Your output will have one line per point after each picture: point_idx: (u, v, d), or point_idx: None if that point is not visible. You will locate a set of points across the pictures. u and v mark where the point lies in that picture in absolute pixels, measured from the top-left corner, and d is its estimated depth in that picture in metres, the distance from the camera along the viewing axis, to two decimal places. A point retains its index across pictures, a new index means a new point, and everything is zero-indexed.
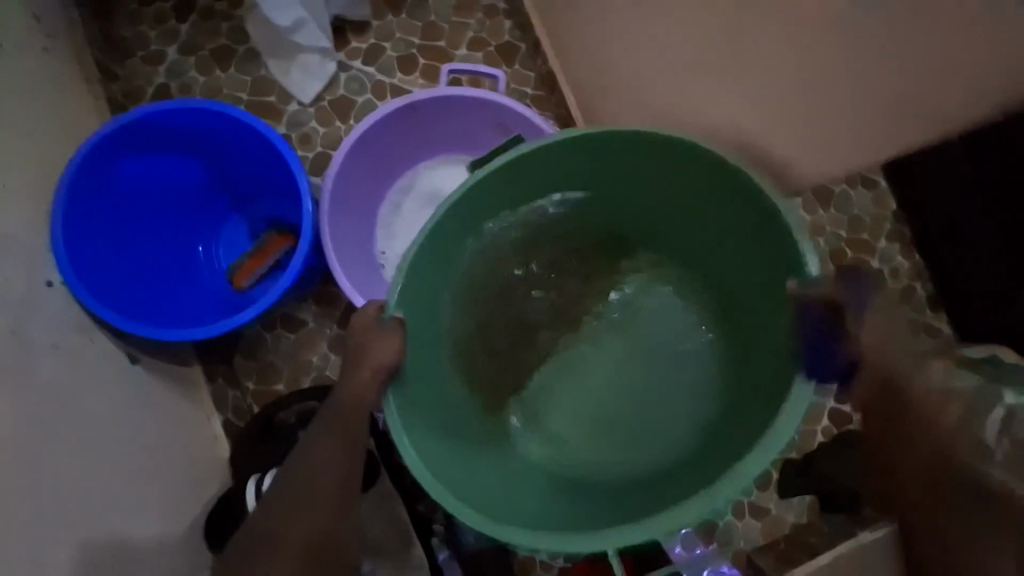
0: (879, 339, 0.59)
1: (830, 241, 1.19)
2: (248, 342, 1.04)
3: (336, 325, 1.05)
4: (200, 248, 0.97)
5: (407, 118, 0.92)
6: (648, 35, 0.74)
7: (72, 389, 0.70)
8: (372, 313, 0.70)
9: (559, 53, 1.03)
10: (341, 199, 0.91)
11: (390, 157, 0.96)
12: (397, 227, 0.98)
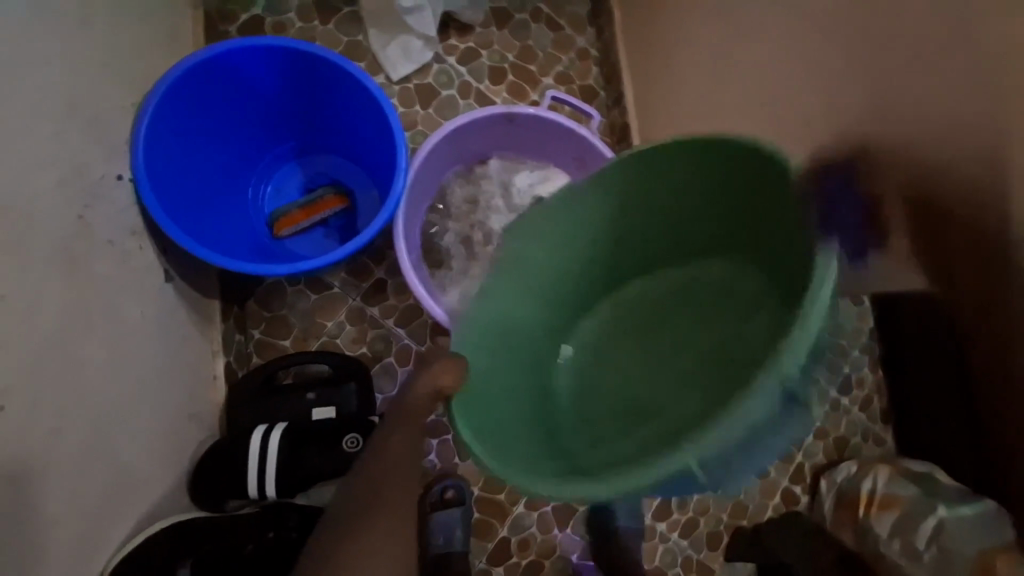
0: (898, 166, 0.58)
1: None
2: (273, 289, 1.02)
3: (359, 297, 1.06)
4: (252, 182, 0.96)
5: (504, 123, 0.95)
6: (738, 115, 0.82)
7: (115, 296, 0.67)
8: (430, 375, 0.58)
9: (640, 108, 1.09)
10: (418, 175, 0.92)
11: (469, 148, 0.98)
12: (462, 226, 1.00)
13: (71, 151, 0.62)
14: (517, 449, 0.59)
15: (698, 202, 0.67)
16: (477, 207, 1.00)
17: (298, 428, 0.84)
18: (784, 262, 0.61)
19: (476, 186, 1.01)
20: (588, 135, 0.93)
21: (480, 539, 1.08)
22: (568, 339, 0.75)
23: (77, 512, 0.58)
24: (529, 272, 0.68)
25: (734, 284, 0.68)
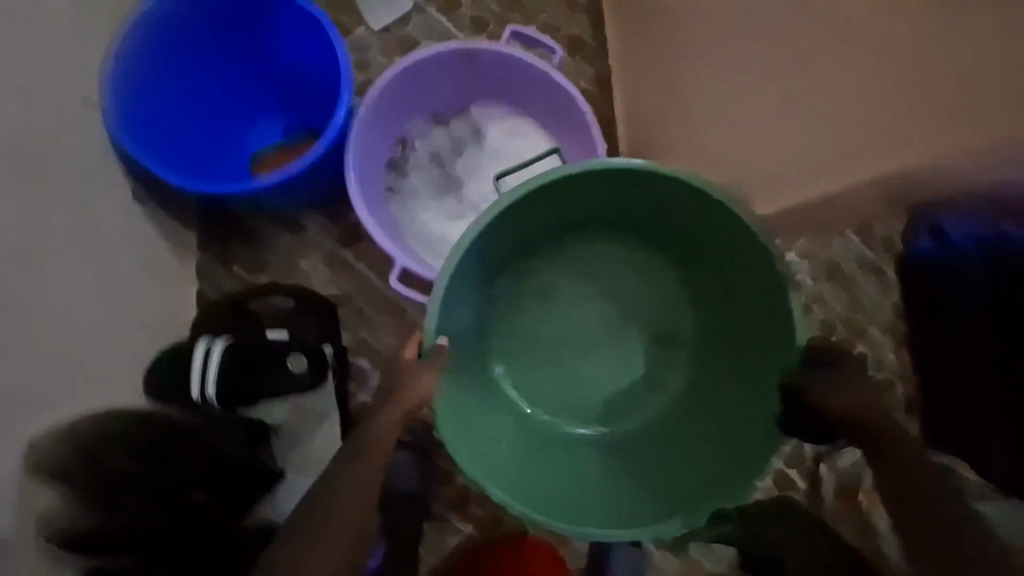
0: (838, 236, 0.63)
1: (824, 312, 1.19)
2: (251, 228, 1.07)
3: (333, 241, 1.09)
4: (219, 114, 0.98)
5: (465, 62, 0.95)
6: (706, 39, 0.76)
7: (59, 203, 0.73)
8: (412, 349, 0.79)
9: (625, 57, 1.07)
10: (379, 115, 0.94)
11: (433, 90, 0.98)
12: (433, 178, 1.02)
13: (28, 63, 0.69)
14: (621, 507, 0.82)
15: (660, 210, 0.84)
16: (446, 155, 1.02)
17: (241, 345, 0.88)
18: (738, 248, 0.78)
19: (451, 137, 1.02)
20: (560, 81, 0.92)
21: (442, 486, 1.08)
22: (528, 342, 0.92)
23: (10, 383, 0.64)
24: (501, 246, 0.85)
25: (673, 286, 0.93)
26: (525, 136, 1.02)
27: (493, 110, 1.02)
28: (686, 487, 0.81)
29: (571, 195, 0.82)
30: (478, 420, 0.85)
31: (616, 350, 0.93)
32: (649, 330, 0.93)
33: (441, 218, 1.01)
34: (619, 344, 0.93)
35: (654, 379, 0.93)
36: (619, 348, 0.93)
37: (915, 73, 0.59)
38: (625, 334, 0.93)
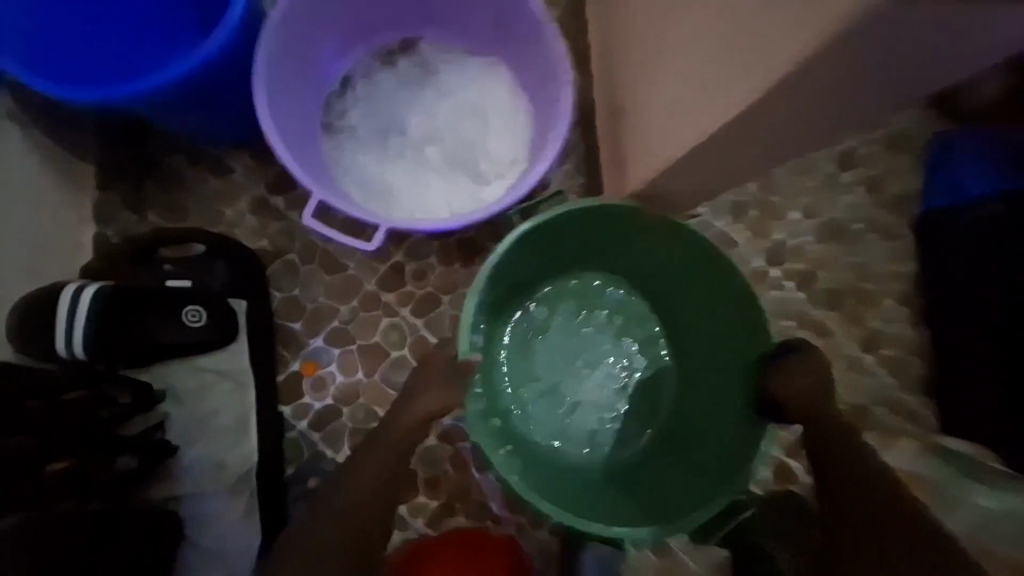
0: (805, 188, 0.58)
1: (829, 279, 1.03)
2: (164, 169, 0.92)
3: (264, 186, 0.95)
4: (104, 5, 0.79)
5: None
6: None
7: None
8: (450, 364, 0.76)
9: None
10: (306, 27, 0.81)
11: (370, 9, 0.87)
12: (372, 117, 0.90)
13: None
14: (678, 482, 0.85)
15: (656, 247, 0.84)
16: (396, 97, 0.91)
17: (120, 284, 0.75)
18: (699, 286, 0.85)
19: (397, 74, 0.91)
20: None
21: None
22: (521, 360, 0.92)
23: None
24: (513, 274, 0.83)
25: (641, 306, 0.93)
26: (482, 73, 0.90)
27: (443, 44, 0.92)
28: (705, 459, 0.84)
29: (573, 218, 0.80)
30: (510, 456, 0.81)
31: (614, 374, 0.93)
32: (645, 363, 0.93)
33: (377, 159, 0.89)
34: (620, 371, 0.93)
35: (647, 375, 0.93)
36: (618, 371, 0.93)
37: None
38: (624, 354, 0.93)
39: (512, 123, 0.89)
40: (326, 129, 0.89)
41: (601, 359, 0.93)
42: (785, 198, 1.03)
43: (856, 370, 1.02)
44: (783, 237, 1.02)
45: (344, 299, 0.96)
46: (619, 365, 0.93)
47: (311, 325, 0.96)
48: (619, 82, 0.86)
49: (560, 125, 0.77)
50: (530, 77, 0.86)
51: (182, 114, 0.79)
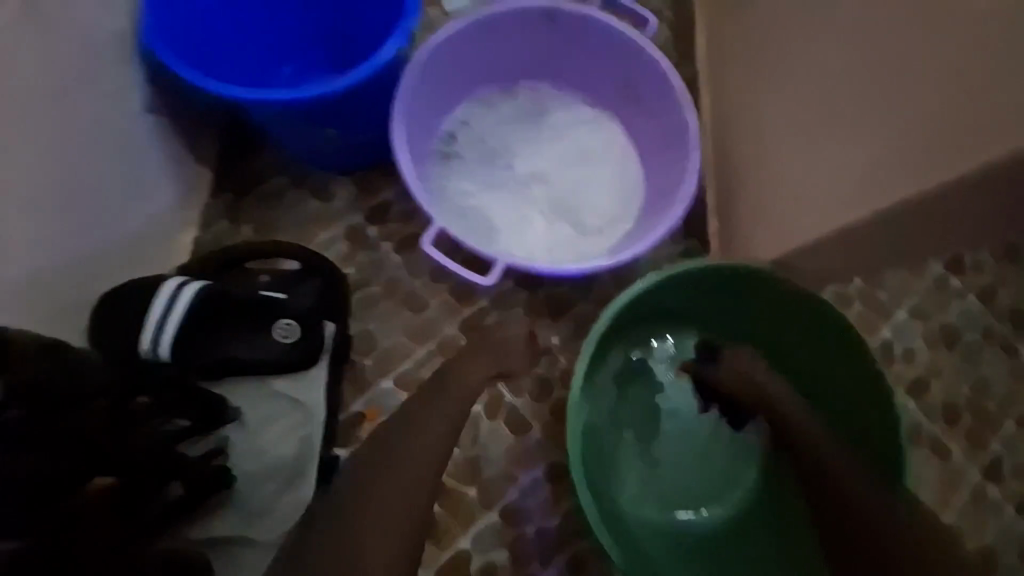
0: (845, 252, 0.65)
1: (948, 392, 0.90)
2: (268, 186, 0.91)
3: (361, 216, 0.93)
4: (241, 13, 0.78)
5: (541, 27, 0.85)
6: None
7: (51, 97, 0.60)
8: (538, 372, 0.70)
9: (720, 53, 0.91)
10: (436, 66, 0.82)
11: (498, 53, 0.87)
12: (480, 147, 0.89)
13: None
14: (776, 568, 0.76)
15: (762, 312, 0.78)
16: (507, 134, 0.89)
17: (216, 285, 0.69)
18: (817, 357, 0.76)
19: (510, 110, 0.91)
20: (654, 59, 0.81)
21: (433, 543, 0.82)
22: (599, 414, 0.83)
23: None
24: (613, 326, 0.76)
25: None
26: (594, 125, 0.90)
27: (560, 92, 0.91)
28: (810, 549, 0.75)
29: (685, 277, 0.75)
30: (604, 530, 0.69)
31: (703, 439, 0.83)
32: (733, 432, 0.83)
33: (479, 188, 0.87)
34: (703, 438, 0.83)
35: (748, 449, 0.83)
36: (702, 438, 0.83)
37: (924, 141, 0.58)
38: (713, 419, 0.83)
39: (618, 177, 0.88)
40: (435, 156, 0.88)
41: (688, 426, 0.84)
42: (899, 296, 0.93)
43: (984, 506, 0.86)
44: (893, 336, 0.92)
45: (420, 340, 0.90)
46: (702, 428, 0.84)
47: (380, 364, 0.88)
48: (739, 148, 0.85)
49: (684, 189, 0.77)
50: (649, 142, 0.87)
51: (304, 127, 0.78)
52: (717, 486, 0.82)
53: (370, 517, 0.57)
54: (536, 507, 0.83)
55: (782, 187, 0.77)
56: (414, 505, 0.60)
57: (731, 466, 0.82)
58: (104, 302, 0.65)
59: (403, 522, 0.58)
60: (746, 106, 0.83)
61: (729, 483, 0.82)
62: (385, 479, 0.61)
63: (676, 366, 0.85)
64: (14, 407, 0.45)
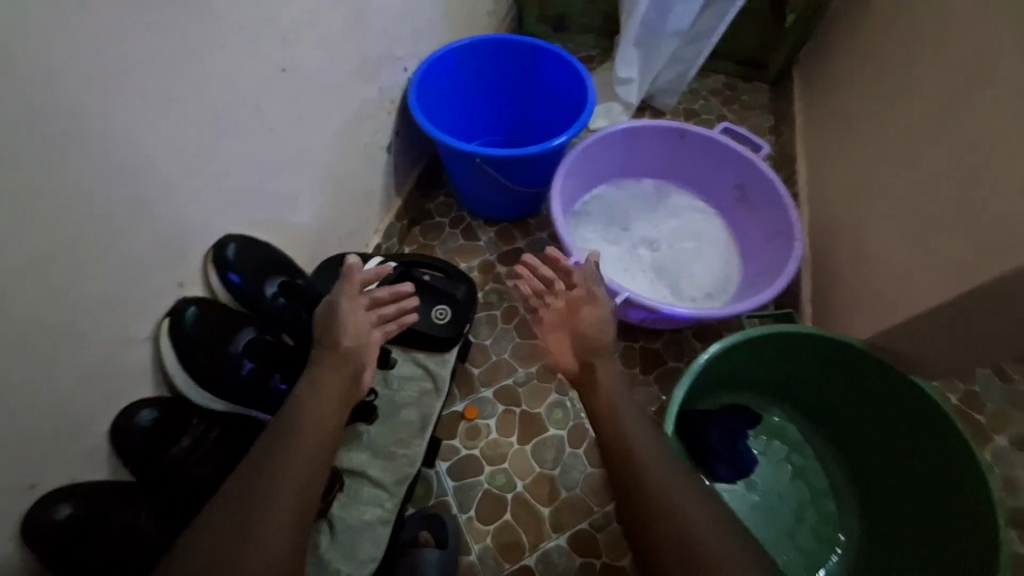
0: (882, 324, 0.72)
1: None
2: (433, 219, 1.16)
3: (496, 254, 1.13)
4: (466, 92, 1.09)
5: (676, 139, 1.07)
6: (946, 150, 0.76)
7: (349, 118, 0.84)
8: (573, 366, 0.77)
9: (821, 183, 1.09)
10: (592, 154, 1.06)
11: (638, 153, 1.10)
12: (607, 213, 1.11)
13: (395, 14, 0.86)
14: None
15: (855, 389, 0.84)
16: (634, 214, 1.11)
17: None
18: (920, 459, 0.78)
19: (637, 192, 1.13)
20: (764, 170, 0.98)
21: (506, 552, 0.86)
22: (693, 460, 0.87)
23: (224, 181, 0.66)
24: (709, 375, 0.86)
25: (816, 441, 0.92)
26: (701, 218, 1.11)
27: (681, 190, 1.13)
28: None
29: (777, 343, 0.84)
30: None
31: (792, 502, 0.88)
32: (819, 501, 0.88)
33: (599, 239, 1.08)
34: (792, 501, 0.88)
35: (832, 547, 0.85)
36: (792, 503, 0.87)
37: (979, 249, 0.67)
38: (800, 483, 0.89)
39: (715, 258, 1.05)
40: (573, 218, 1.10)
41: (780, 488, 0.88)
42: (996, 421, 0.93)
43: None
44: (994, 462, 0.90)
45: (525, 363, 1.02)
46: (791, 489, 0.88)
47: (487, 376, 1.01)
48: (834, 253, 0.98)
49: (786, 268, 0.89)
50: (752, 235, 1.04)
51: (484, 173, 0.99)
52: (813, 552, 0.84)
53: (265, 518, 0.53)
54: (606, 544, 0.86)
55: (866, 283, 0.87)
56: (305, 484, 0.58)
57: (821, 533, 0.86)
58: (322, 265, 0.86)
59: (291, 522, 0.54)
60: (843, 221, 0.98)
61: (823, 550, 0.84)
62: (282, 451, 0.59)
63: (764, 427, 0.93)
64: (281, 295, 0.76)
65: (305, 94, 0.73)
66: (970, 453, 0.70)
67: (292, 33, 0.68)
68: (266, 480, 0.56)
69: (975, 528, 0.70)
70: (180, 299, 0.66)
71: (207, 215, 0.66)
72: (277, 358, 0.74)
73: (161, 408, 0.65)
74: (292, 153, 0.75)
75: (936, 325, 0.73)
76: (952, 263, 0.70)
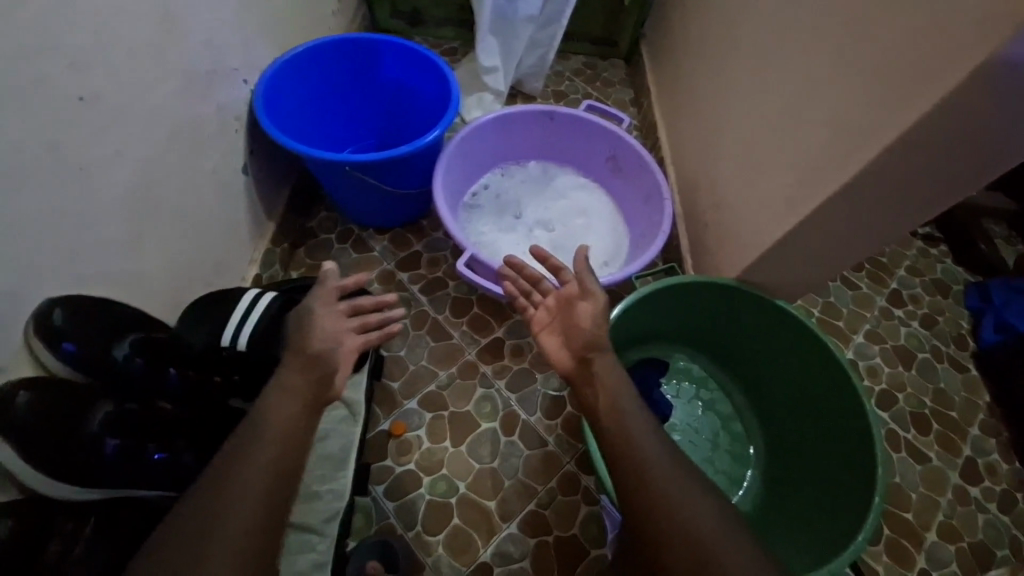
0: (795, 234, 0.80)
1: (910, 402, 1.02)
2: (321, 239, 1.09)
3: (393, 262, 1.09)
4: (322, 99, 1.03)
5: (545, 121, 1.10)
6: (770, 102, 0.87)
7: (186, 145, 0.76)
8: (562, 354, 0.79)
9: (680, 144, 1.20)
10: (469, 148, 1.06)
11: (514, 140, 1.12)
12: (497, 202, 1.13)
13: (218, 22, 0.78)
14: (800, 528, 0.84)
15: (737, 322, 0.94)
16: (522, 200, 1.14)
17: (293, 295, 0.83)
18: (797, 368, 0.90)
19: (522, 176, 1.16)
20: (627, 139, 1.06)
21: (460, 555, 0.85)
22: None
23: (35, 240, 0.56)
24: (617, 338, 0.92)
25: (716, 374, 1.02)
26: (585, 193, 1.16)
27: (561, 169, 1.18)
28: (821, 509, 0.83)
29: (667, 296, 0.91)
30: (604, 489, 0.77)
31: (706, 431, 0.97)
32: (728, 425, 0.98)
33: (493, 228, 1.10)
34: (706, 431, 0.98)
35: (745, 461, 0.96)
36: (706, 432, 0.97)
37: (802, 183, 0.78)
38: (709, 414, 0.99)
39: (602, 227, 1.12)
40: (464, 214, 1.10)
41: (693, 423, 0.98)
42: (851, 322, 1.10)
43: (969, 503, 0.94)
44: (855, 356, 1.06)
45: (443, 365, 1.00)
46: (704, 421, 0.98)
47: (408, 387, 0.98)
48: (701, 205, 1.08)
49: (663, 226, 0.97)
50: (629, 201, 1.11)
51: (361, 181, 0.95)
52: (732, 469, 0.95)
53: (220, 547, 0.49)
54: (554, 519, 0.88)
55: (728, 227, 0.97)
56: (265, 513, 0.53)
57: (734, 452, 0.96)
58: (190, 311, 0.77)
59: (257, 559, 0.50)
60: (703, 176, 1.08)
61: (738, 466, 0.95)
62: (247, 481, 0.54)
63: (671, 372, 1.02)
64: (138, 355, 0.67)
65: (120, 125, 0.64)
66: (832, 354, 0.83)
67: (85, 56, 0.58)
68: (224, 508, 0.52)
69: (845, 414, 0.82)
70: (6, 386, 0.55)
71: (18, 282, 0.55)
72: (145, 426, 0.66)
73: (9, 518, 0.54)
74: (118, 193, 0.66)
75: (786, 253, 0.84)
76: (787, 199, 0.81)
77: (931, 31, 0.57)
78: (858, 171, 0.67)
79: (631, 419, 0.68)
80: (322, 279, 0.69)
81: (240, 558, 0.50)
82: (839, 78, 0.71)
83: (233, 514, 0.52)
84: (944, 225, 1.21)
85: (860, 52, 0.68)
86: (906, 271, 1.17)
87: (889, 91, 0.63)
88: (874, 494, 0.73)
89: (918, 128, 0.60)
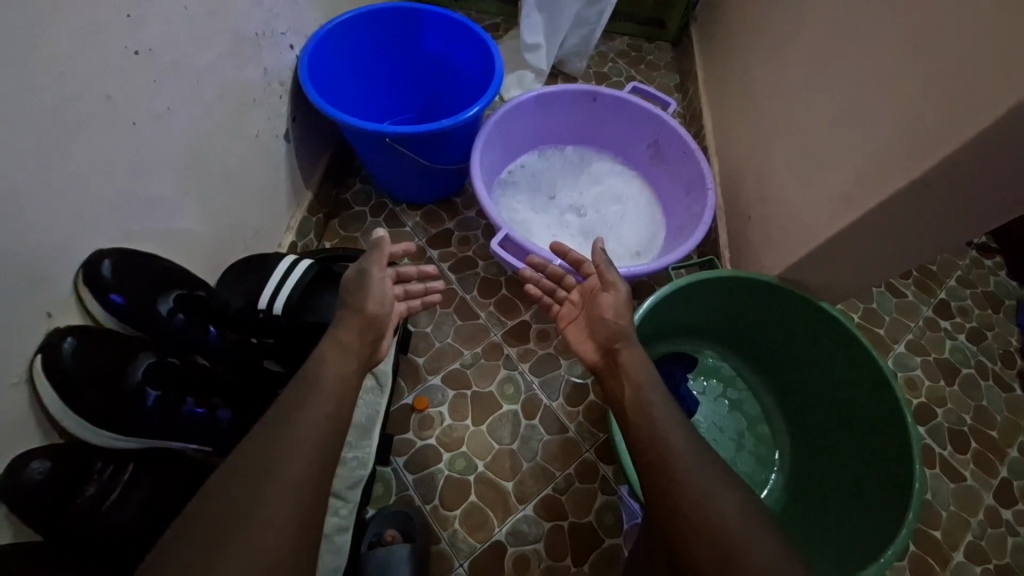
0: (837, 237, 0.77)
1: (950, 419, 0.98)
2: (356, 212, 1.10)
3: (424, 237, 1.09)
4: (364, 69, 1.02)
5: (588, 102, 1.07)
6: (827, 95, 0.82)
7: (231, 105, 0.76)
8: (588, 350, 0.79)
9: (725, 135, 1.16)
10: (508, 125, 1.04)
11: (554, 119, 1.10)
12: (531, 187, 1.11)
13: None
14: (825, 536, 0.82)
15: (774, 322, 0.91)
16: (557, 183, 1.12)
17: (327, 265, 0.83)
18: (833, 374, 0.86)
19: (560, 160, 1.14)
20: (672, 124, 1.01)
21: (476, 531, 0.86)
22: None
23: (86, 191, 0.57)
24: (648, 326, 0.90)
25: (745, 373, 1.00)
26: (623, 180, 1.13)
27: (600, 153, 1.15)
28: (850, 522, 0.80)
29: (703, 289, 0.89)
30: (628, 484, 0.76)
31: (731, 430, 0.96)
32: (755, 427, 0.96)
33: (526, 209, 1.08)
34: (732, 430, 0.96)
35: (769, 464, 0.94)
36: (731, 432, 0.96)
37: (856, 182, 0.74)
38: (736, 412, 0.97)
39: (638, 217, 1.09)
40: (499, 192, 1.09)
41: (718, 421, 0.96)
42: (892, 331, 1.05)
43: (1002, 527, 0.91)
44: (894, 367, 1.02)
45: (468, 344, 1.00)
46: (729, 419, 0.96)
47: (433, 363, 0.98)
48: (744, 199, 1.04)
49: (706, 216, 0.93)
50: (669, 191, 1.08)
51: (398, 154, 0.94)
52: (756, 470, 0.93)
53: (260, 504, 0.49)
54: (571, 505, 0.88)
55: (772, 224, 0.94)
56: (306, 471, 0.52)
57: (759, 454, 0.94)
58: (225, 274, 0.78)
59: (293, 515, 0.50)
60: (748, 169, 1.04)
61: (763, 467, 0.93)
62: (281, 439, 0.53)
63: (699, 369, 1.00)
64: (179, 311, 0.69)
65: (168, 83, 0.64)
66: (876, 364, 0.79)
67: (141, 9, 0.58)
68: (262, 466, 0.51)
69: (884, 427, 0.79)
70: (52, 332, 0.57)
71: (63, 233, 0.56)
72: (183, 381, 0.69)
73: (53, 459, 0.57)
74: (165, 150, 0.66)
75: (833, 253, 0.80)
76: (836, 197, 0.77)
77: (1017, 18, 0.52)
78: (922, 172, 0.63)
79: (660, 411, 0.66)
80: (373, 249, 0.69)
81: (285, 516, 0.49)
82: (908, 69, 0.66)
83: (272, 470, 0.51)
84: (1002, 236, 1.13)
85: (934, 40, 0.62)
86: (956, 282, 1.11)
87: (960, 86, 0.58)
88: (908, 511, 0.70)
89: (995, 127, 0.55)
